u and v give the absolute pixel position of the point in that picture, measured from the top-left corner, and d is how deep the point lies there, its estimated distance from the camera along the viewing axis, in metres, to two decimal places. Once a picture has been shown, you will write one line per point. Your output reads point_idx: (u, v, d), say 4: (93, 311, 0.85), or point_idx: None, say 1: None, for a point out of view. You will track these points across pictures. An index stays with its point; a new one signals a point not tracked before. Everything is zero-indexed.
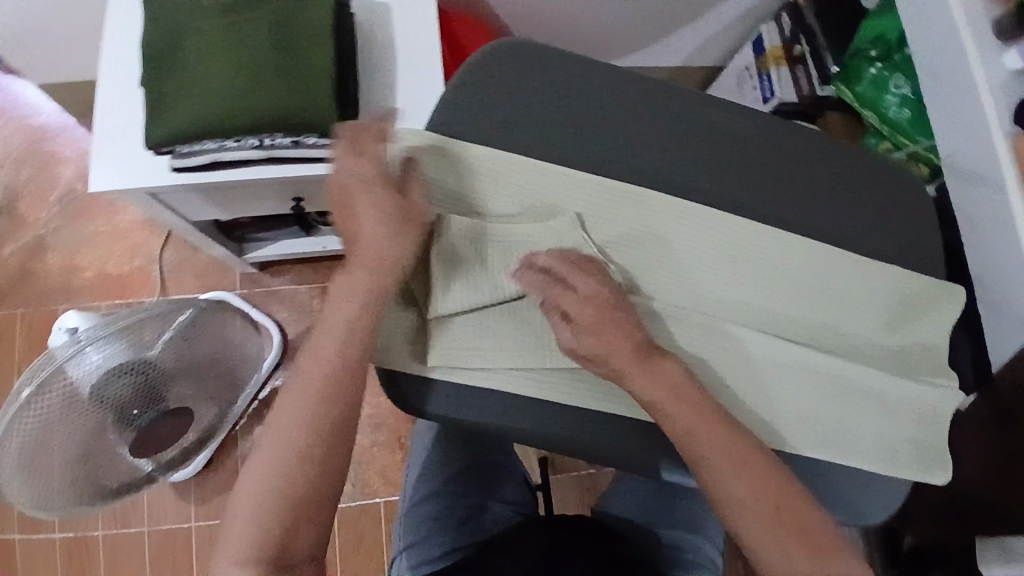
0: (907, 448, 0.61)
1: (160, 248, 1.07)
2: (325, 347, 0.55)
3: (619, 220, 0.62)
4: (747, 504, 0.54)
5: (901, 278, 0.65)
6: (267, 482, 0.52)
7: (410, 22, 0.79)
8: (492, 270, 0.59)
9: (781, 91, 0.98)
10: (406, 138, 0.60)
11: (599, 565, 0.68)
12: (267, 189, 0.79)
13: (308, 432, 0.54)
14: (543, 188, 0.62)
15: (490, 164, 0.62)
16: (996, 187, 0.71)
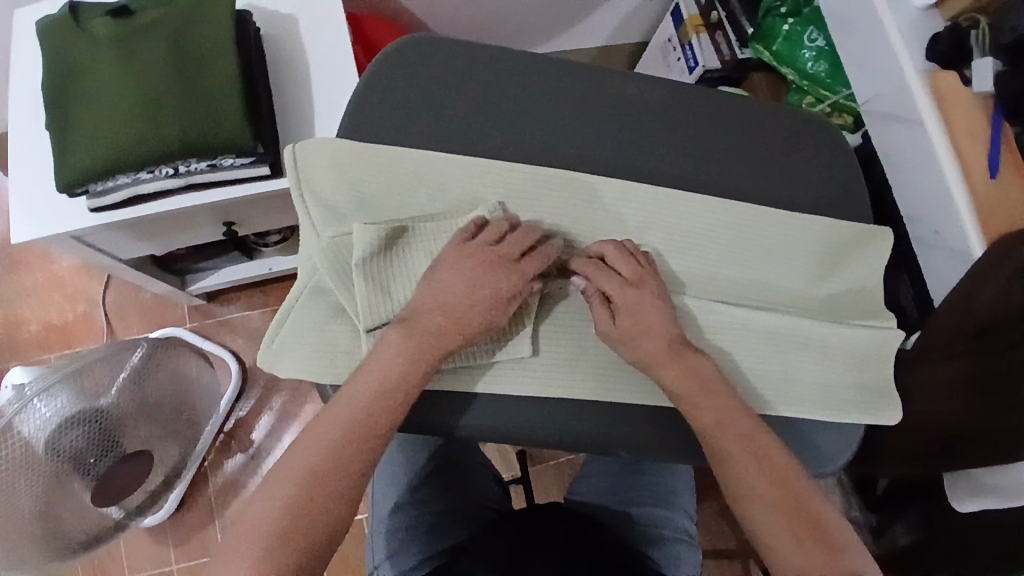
0: (852, 392, 0.62)
1: (102, 292, 1.05)
2: (386, 365, 0.54)
3: (539, 205, 0.62)
4: (737, 475, 0.55)
5: (823, 227, 0.66)
6: (294, 489, 0.50)
7: (317, 29, 0.78)
8: (415, 272, 0.57)
9: (703, 57, 0.98)
10: (305, 153, 0.59)
11: (569, 551, 0.69)
12: (195, 216, 0.78)
13: (354, 439, 0.52)
14: (462, 181, 0.61)
15: (397, 162, 0.60)
16: (913, 126, 0.72)
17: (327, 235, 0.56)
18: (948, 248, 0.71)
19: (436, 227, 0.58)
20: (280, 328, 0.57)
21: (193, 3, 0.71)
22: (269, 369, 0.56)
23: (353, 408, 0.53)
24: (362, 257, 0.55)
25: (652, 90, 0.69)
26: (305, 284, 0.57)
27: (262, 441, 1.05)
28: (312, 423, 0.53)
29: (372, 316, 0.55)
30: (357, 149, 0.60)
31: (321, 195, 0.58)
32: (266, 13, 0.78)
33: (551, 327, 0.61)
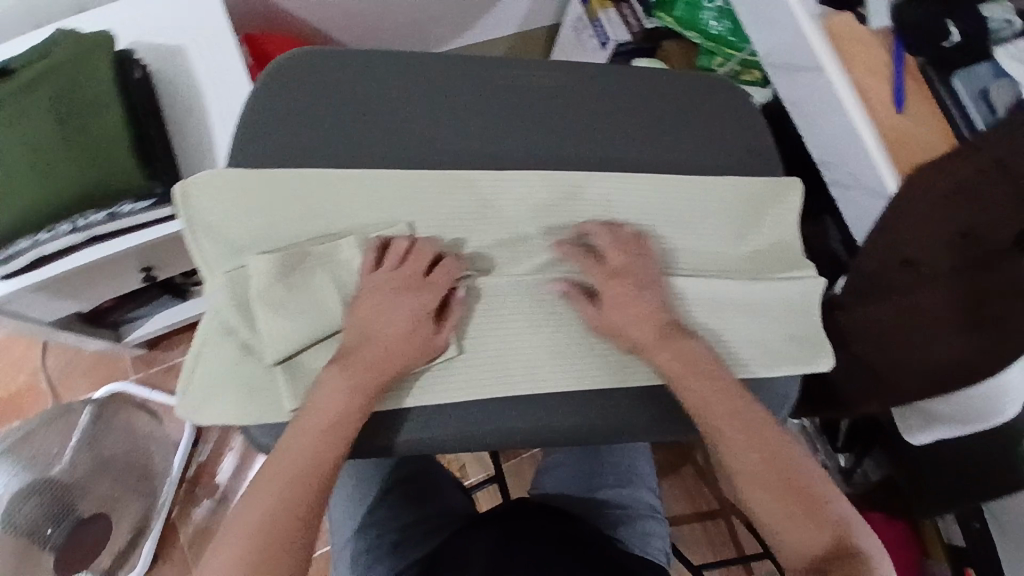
0: (784, 343, 0.63)
1: (42, 356, 1.01)
2: (331, 399, 0.54)
3: (440, 209, 0.61)
4: (736, 449, 0.56)
5: (736, 187, 0.66)
6: (247, 536, 0.50)
7: (206, 58, 0.76)
8: (321, 299, 0.58)
9: (613, 31, 0.98)
10: (195, 188, 0.57)
11: (533, 542, 0.69)
12: (111, 266, 0.75)
13: (308, 476, 0.52)
14: (367, 193, 0.60)
15: (288, 185, 0.59)
16: (814, 72, 0.72)
17: (223, 272, 0.56)
18: (865, 187, 0.71)
19: (335, 249, 0.58)
20: (191, 375, 0.56)
21: (70, 51, 0.68)
22: (188, 419, 0.55)
23: (302, 447, 0.53)
24: (264, 294, 0.56)
25: (549, 74, 0.68)
26: (210, 327, 0.57)
27: (228, 483, 1.03)
28: (264, 469, 0.53)
29: (280, 349, 0.56)
30: (246, 176, 0.58)
31: (215, 231, 0.57)
32: (150, 48, 0.76)
33: (470, 329, 0.60)
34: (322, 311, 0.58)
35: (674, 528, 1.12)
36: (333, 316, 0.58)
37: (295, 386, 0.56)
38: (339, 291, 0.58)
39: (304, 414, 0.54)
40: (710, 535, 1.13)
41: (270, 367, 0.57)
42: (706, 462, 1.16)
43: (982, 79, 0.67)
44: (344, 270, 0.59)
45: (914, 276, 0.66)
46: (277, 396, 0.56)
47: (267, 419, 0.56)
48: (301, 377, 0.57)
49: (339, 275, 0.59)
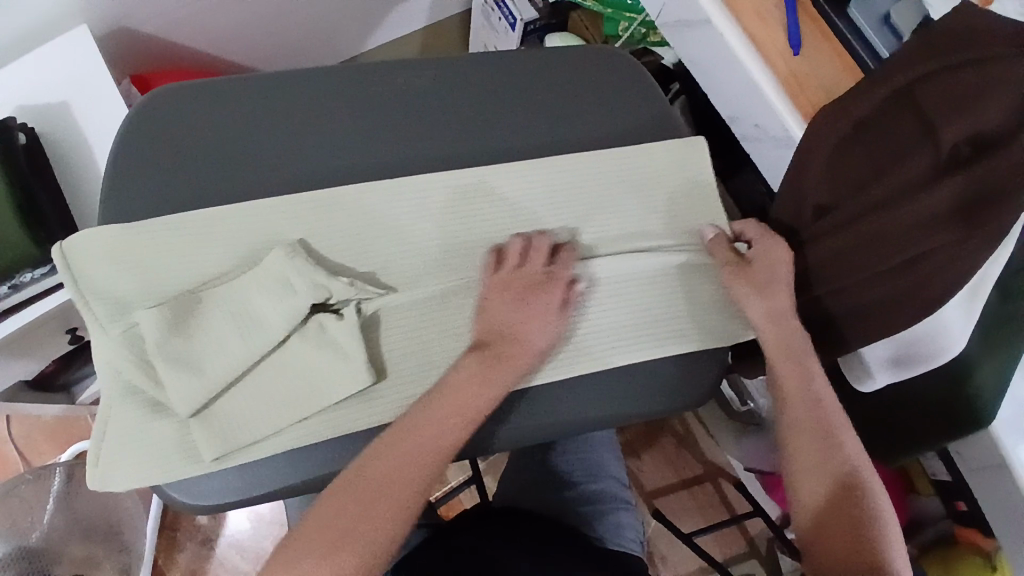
0: (687, 313, 0.66)
1: (4, 427, 1.02)
2: (464, 384, 0.56)
3: (335, 229, 0.61)
4: (795, 392, 0.61)
5: (620, 160, 0.67)
6: (360, 499, 0.51)
7: (94, 113, 0.75)
8: (223, 341, 0.56)
9: (519, 11, 0.95)
10: (72, 250, 0.58)
11: (485, 536, 0.69)
12: (34, 336, 0.75)
13: (427, 455, 0.53)
14: (255, 228, 0.60)
15: (173, 232, 0.59)
16: (703, 26, 0.68)
17: (119, 331, 0.57)
18: (772, 137, 0.68)
19: (227, 290, 0.57)
20: (103, 440, 0.57)
21: None
22: (103, 487, 0.56)
23: (431, 425, 0.54)
24: (162, 347, 0.55)
25: (430, 76, 0.67)
26: (113, 389, 0.57)
27: (208, 524, 1.04)
28: (389, 438, 0.54)
29: (190, 401, 0.56)
30: (130, 232, 0.58)
31: (104, 291, 0.58)
32: (32, 112, 0.74)
33: (591, 308, 0.64)
34: (224, 355, 0.56)
35: (662, 499, 1.12)
36: (235, 358, 0.56)
37: (208, 434, 0.56)
38: (240, 327, 0.57)
39: (434, 398, 0.55)
40: (697, 500, 1.13)
41: (184, 420, 0.57)
42: (684, 429, 1.15)
43: (880, 7, 0.66)
44: (239, 307, 0.57)
45: (826, 224, 0.64)
46: (193, 448, 0.56)
47: (184, 473, 0.56)
48: (216, 425, 0.56)
49: (235, 313, 0.57)
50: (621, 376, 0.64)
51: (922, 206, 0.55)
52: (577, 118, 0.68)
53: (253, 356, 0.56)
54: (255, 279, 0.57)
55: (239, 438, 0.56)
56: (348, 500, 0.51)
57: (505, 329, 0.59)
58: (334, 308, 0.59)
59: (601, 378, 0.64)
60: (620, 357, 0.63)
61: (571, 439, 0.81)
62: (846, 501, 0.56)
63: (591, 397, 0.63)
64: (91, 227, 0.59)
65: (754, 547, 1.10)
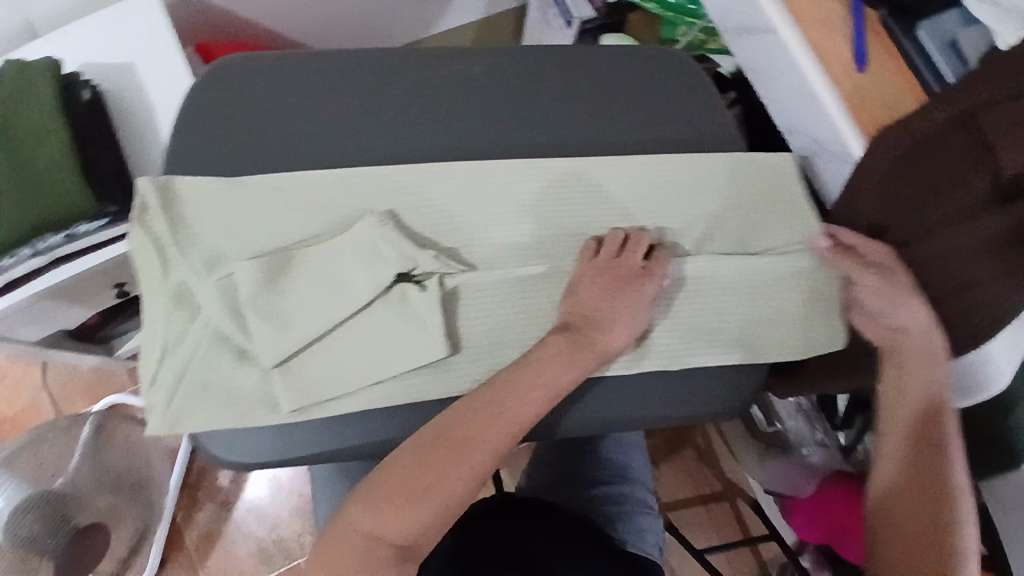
0: (769, 322, 0.65)
1: (41, 376, 1.04)
2: (556, 361, 0.56)
3: (400, 202, 0.60)
4: (899, 384, 0.60)
5: (700, 164, 0.66)
6: (448, 455, 0.52)
7: (157, 74, 0.76)
8: (310, 299, 0.56)
9: (577, 10, 0.96)
10: (151, 193, 0.56)
11: (522, 526, 0.69)
12: (83, 286, 0.77)
13: (515, 424, 0.54)
14: (332, 193, 0.59)
15: (266, 187, 0.58)
16: (766, 34, 0.67)
17: (213, 281, 0.55)
18: (829, 152, 0.67)
19: (320, 249, 0.57)
20: (177, 385, 0.54)
21: (13, 84, 0.69)
22: (172, 431, 0.54)
23: (525, 396, 0.55)
24: (256, 300, 0.55)
25: (492, 65, 0.67)
26: (204, 335, 0.55)
27: (228, 488, 1.06)
28: (495, 401, 0.54)
29: (276, 353, 0.55)
30: (220, 182, 0.57)
31: (189, 239, 0.56)
32: (98, 69, 0.76)
33: (676, 305, 0.63)
34: (308, 312, 0.56)
35: (678, 510, 1.11)
36: (322, 317, 0.56)
37: (290, 388, 0.55)
38: (328, 289, 0.56)
39: (527, 370, 0.55)
40: (714, 515, 1.12)
41: (267, 373, 0.56)
42: (706, 443, 1.15)
43: (948, 29, 0.65)
44: (329, 268, 0.57)
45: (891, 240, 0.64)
46: (271, 399, 0.55)
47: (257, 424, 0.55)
48: (298, 381, 0.56)
49: (327, 273, 0.57)
50: (665, 375, 0.63)
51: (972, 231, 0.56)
52: (637, 117, 0.68)
53: (339, 316, 0.56)
54: (348, 241, 0.57)
55: (317, 395, 0.56)
56: (437, 453, 0.52)
57: (594, 314, 0.59)
58: (417, 279, 0.58)
59: (651, 378, 0.63)
60: (680, 361, 0.63)
61: (604, 438, 0.82)
62: (932, 519, 0.55)
63: (640, 397, 0.63)
64: (163, 176, 0.57)
65: (766, 570, 1.09)
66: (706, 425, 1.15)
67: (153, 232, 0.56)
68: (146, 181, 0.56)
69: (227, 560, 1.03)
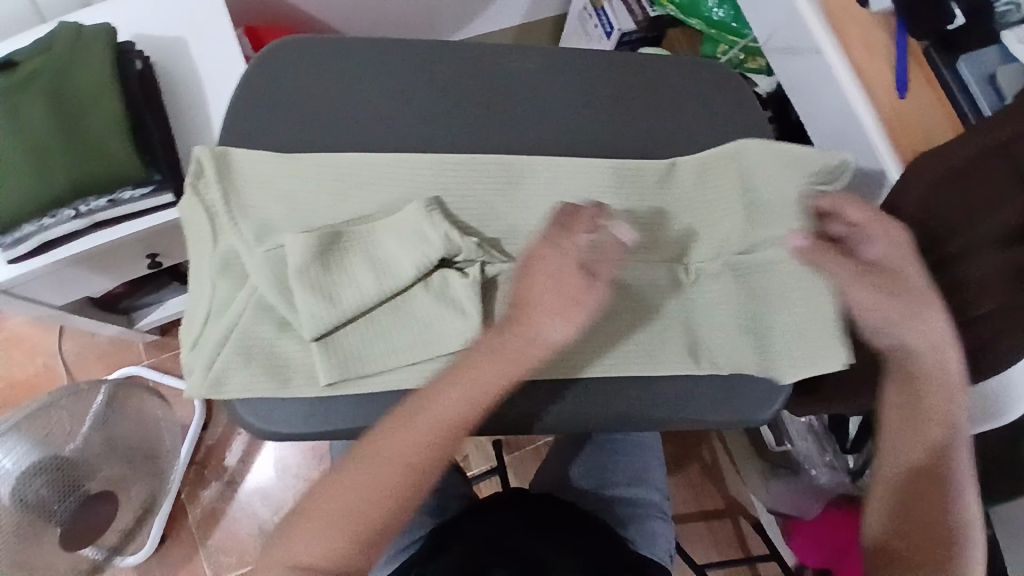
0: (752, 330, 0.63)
1: (58, 341, 1.05)
2: (480, 370, 0.55)
3: (447, 190, 0.62)
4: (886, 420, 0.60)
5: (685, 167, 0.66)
6: (369, 477, 0.53)
7: (208, 50, 0.78)
8: (355, 276, 0.57)
9: (618, 22, 0.97)
10: (207, 165, 0.58)
11: (547, 539, 0.69)
12: (118, 251, 0.78)
13: (433, 439, 0.54)
14: (385, 178, 0.61)
15: (321, 167, 0.60)
16: (812, 54, 0.70)
17: (263, 251, 0.57)
18: (863, 175, 0.70)
19: (370, 229, 0.59)
20: (220, 348, 0.56)
21: (70, 46, 0.70)
22: (212, 394, 0.55)
23: (435, 410, 0.54)
24: (305, 274, 0.56)
25: (542, 65, 0.69)
26: (248, 304, 0.56)
27: (234, 467, 1.06)
28: (404, 418, 0.54)
29: (318, 326, 0.56)
30: (278, 160, 0.60)
31: (241, 212, 0.58)
32: (151, 41, 0.78)
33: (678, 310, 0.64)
34: (353, 290, 0.57)
35: (683, 525, 1.12)
36: (367, 294, 0.57)
37: (329, 361, 0.56)
38: (374, 267, 0.58)
39: (454, 376, 0.55)
40: (716, 534, 1.12)
41: (308, 345, 0.57)
42: (712, 459, 1.15)
43: (990, 64, 0.65)
44: (377, 248, 0.58)
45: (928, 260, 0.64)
46: (310, 371, 0.57)
47: (292, 394, 0.56)
48: (338, 354, 0.57)
49: (373, 252, 0.58)
50: (700, 381, 0.63)
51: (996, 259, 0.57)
52: (680, 122, 0.69)
53: (381, 294, 0.57)
54: (396, 223, 0.59)
55: (355, 371, 0.57)
56: (357, 478, 0.53)
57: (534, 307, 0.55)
58: (459, 266, 0.60)
59: (689, 382, 0.63)
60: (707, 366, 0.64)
61: (623, 438, 0.83)
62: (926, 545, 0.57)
63: (669, 402, 0.62)
64: (222, 148, 0.60)
65: None
66: (712, 441, 1.16)
67: (205, 200, 0.58)
68: (203, 149, 0.58)
69: (229, 540, 1.04)
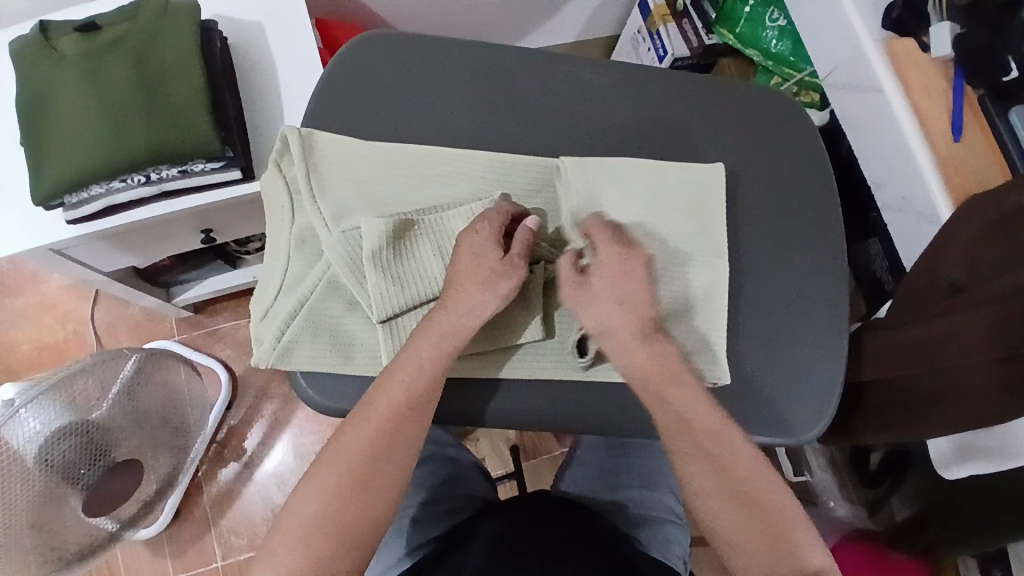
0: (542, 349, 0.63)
1: (91, 310, 1.09)
2: (422, 349, 0.55)
3: (522, 188, 0.64)
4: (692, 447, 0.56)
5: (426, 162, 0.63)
6: (342, 469, 0.53)
7: (283, 35, 0.80)
8: (425, 264, 0.59)
9: (672, 47, 1.00)
10: (292, 141, 0.60)
11: (566, 535, 0.69)
12: (177, 225, 0.80)
13: (395, 421, 0.54)
14: (460, 173, 0.63)
15: (399, 156, 0.62)
16: (874, 93, 0.74)
17: (338, 231, 0.59)
18: (915, 211, 0.72)
19: (440, 220, 0.60)
20: (288, 322, 0.58)
21: (155, 16, 0.71)
22: (272, 364, 0.57)
23: (391, 393, 0.54)
24: (375, 257, 0.57)
25: (614, 75, 0.70)
26: (320, 280, 0.58)
27: (254, 450, 1.08)
28: (365, 401, 0.54)
29: (386, 308, 0.57)
30: (358, 144, 0.62)
31: (319, 190, 0.60)
32: (231, 23, 0.80)
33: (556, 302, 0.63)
34: (422, 277, 0.59)
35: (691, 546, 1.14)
36: (435, 282, 0.59)
37: (392, 343, 0.58)
38: (445, 256, 0.59)
39: (401, 361, 0.55)
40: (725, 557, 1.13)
41: (373, 325, 0.59)
42: None
43: None
44: (446, 237, 0.60)
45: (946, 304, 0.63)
46: (373, 351, 0.58)
47: (349, 373, 0.58)
48: (401, 337, 0.58)
49: (442, 242, 0.60)
50: (742, 397, 0.65)
51: (1000, 313, 0.56)
52: (742, 141, 0.70)
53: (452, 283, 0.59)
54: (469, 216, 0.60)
55: None
56: (329, 472, 0.53)
57: (470, 293, 0.56)
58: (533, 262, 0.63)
59: (731, 398, 0.65)
60: (749, 383, 0.65)
61: (636, 443, 0.84)
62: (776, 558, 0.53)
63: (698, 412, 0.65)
64: (306, 128, 0.62)
65: None
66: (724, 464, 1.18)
67: (288, 177, 0.61)
68: (290, 128, 0.61)
69: (242, 522, 1.05)
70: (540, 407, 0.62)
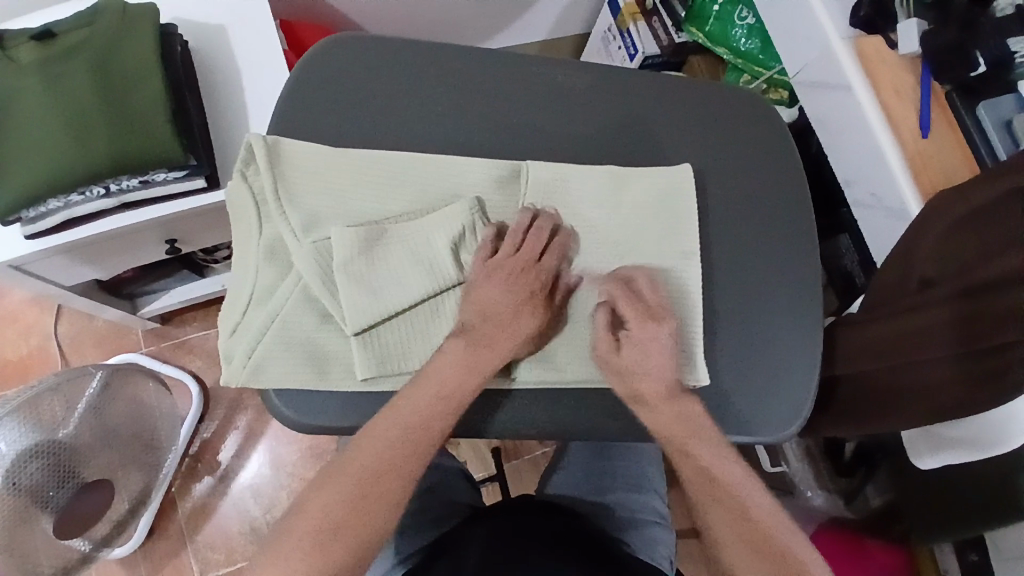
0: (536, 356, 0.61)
1: (54, 323, 1.06)
2: (448, 361, 0.56)
3: (498, 194, 0.63)
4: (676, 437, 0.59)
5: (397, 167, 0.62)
6: (358, 474, 0.52)
7: (246, 37, 0.77)
8: (398, 272, 0.58)
9: (642, 44, 1.02)
10: (259, 150, 0.58)
11: (548, 539, 0.69)
12: (140, 237, 0.77)
13: (418, 431, 0.54)
14: (432, 179, 0.62)
15: (370, 162, 0.61)
16: (841, 90, 0.75)
17: (309, 242, 0.57)
18: (885, 207, 0.73)
19: (411, 227, 0.59)
20: (259, 337, 0.56)
21: (113, 20, 0.69)
22: (243, 381, 0.56)
23: (416, 403, 0.55)
24: (348, 268, 0.56)
25: (586, 76, 0.70)
26: (293, 293, 0.57)
27: (229, 463, 1.06)
28: (388, 411, 0.54)
29: (359, 320, 0.56)
30: (326, 151, 0.60)
31: (287, 199, 0.59)
32: (192, 27, 0.77)
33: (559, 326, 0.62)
34: (396, 286, 0.57)
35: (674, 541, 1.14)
36: (409, 291, 0.57)
37: (367, 356, 0.57)
38: (418, 264, 0.58)
39: (418, 380, 0.56)
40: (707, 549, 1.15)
41: (347, 338, 0.57)
42: None
43: (1007, 110, 0.67)
44: (419, 244, 0.58)
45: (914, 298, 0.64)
46: (348, 364, 0.57)
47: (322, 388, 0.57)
48: (377, 349, 0.57)
49: (414, 249, 0.58)
50: (721, 398, 0.65)
51: (967, 308, 0.57)
52: (715, 140, 0.70)
53: (427, 291, 0.58)
54: (440, 222, 0.59)
55: (390, 366, 0.57)
56: (346, 476, 0.52)
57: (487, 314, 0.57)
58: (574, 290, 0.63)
59: (709, 400, 0.65)
60: (727, 383, 0.66)
61: (623, 446, 0.84)
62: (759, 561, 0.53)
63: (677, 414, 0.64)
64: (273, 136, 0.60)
65: None
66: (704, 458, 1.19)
67: (254, 187, 0.59)
68: (255, 136, 0.59)
69: (219, 537, 1.03)
70: (520, 416, 0.62)
